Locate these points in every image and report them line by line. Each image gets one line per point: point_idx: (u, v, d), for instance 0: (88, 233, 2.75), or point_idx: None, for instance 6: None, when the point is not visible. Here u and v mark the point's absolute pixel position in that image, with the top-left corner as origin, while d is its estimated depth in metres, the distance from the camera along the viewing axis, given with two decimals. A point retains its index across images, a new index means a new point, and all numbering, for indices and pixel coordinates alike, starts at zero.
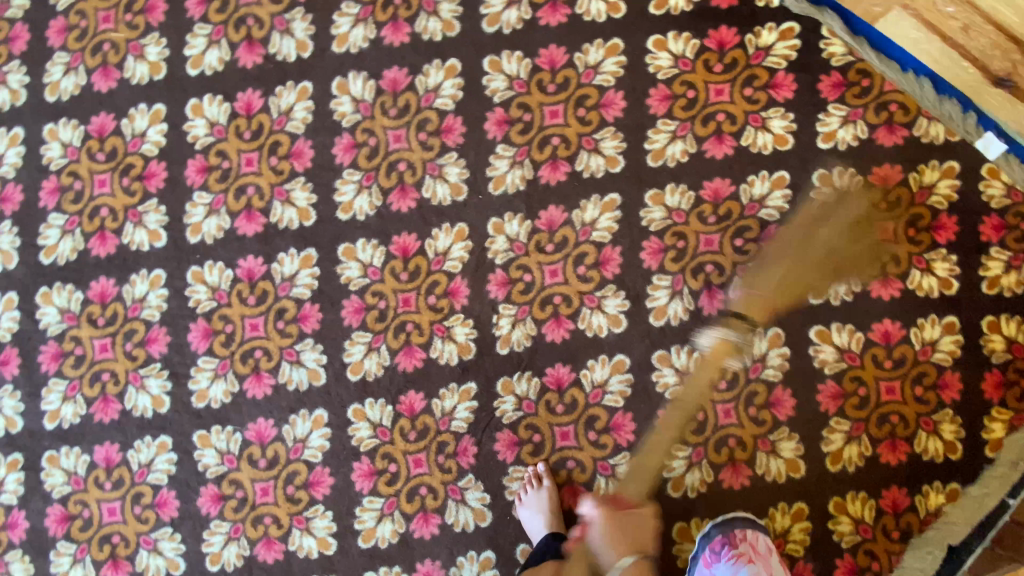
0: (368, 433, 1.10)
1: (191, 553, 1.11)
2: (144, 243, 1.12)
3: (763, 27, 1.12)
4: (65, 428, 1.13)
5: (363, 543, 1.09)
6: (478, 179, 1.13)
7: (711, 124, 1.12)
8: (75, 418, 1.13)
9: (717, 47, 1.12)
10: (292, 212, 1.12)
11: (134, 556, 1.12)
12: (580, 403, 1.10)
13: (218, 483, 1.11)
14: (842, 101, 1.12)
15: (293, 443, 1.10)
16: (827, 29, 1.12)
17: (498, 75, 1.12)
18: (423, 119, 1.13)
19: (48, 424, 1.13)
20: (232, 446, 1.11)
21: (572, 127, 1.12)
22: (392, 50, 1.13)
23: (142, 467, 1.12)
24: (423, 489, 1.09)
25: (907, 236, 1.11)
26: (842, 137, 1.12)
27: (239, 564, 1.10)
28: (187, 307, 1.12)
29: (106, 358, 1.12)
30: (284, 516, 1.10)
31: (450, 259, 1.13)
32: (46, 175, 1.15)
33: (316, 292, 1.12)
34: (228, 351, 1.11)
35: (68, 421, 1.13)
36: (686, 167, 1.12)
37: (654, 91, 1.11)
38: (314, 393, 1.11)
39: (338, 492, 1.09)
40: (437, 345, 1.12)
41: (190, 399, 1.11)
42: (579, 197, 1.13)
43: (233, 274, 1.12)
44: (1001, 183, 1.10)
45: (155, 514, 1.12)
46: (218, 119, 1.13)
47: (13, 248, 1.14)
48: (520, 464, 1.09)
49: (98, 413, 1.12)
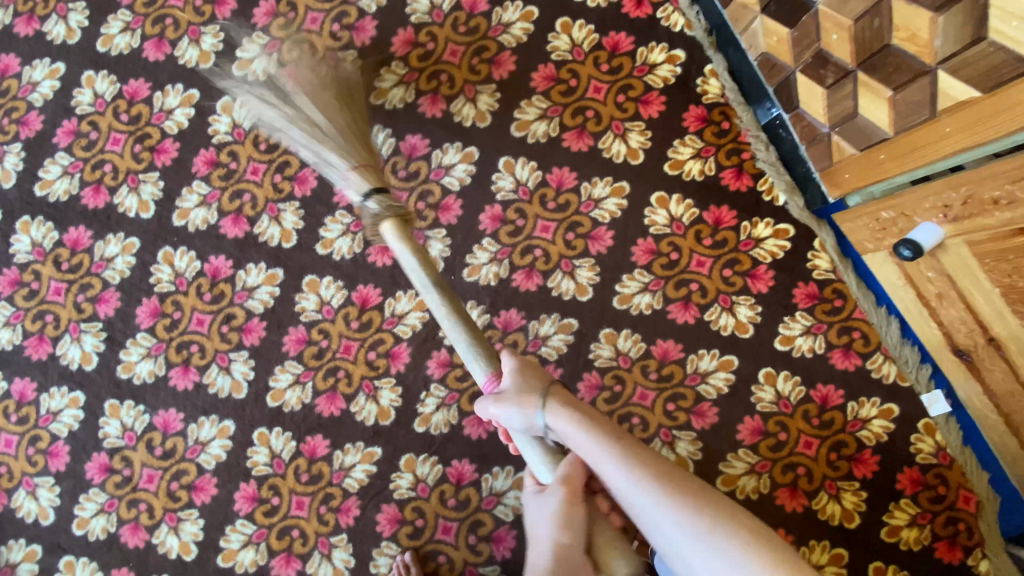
0: (264, 460, 1.12)
1: (61, 511, 1.13)
2: (131, 209, 1.17)
3: (762, 218, 1.15)
4: None
5: (221, 561, 1.11)
6: (456, 260, 1.17)
7: (682, 290, 1.15)
8: (6, 345, 1.16)
9: (712, 222, 1.15)
10: (276, 230, 1.16)
11: (11, 493, 1.14)
12: (472, 503, 1.11)
13: (111, 454, 1.13)
14: (810, 312, 1.14)
15: (194, 443, 1.13)
16: (819, 242, 1.15)
17: (507, 176, 1.17)
18: (426, 190, 1.18)
19: None
20: (136, 425, 1.13)
21: (557, 246, 1.16)
22: (422, 120, 1.19)
23: (48, 413, 1.15)
24: (296, 531, 1.11)
25: (828, 458, 1.14)
26: (799, 345, 1.14)
27: (100, 538, 1.12)
28: (147, 282, 1.15)
29: (56, 301, 1.16)
30: (159, 508, 1.12)
31: (402, 323, 1.15)
32: (69, 115, 1.20)
33: (268, 310, 1.15)
34: (168, 336, 1.14)
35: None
36: (647, 319, 1.14)
37: (640, 243, 1.15)
38: (230, 403, 1.13)
39: (216, 504, 1.12)
40: (359, 401, 1.13)
41: (116, 367, 1.14)
42: (541, 310, 1.15)
43: (200, 267, 1.15)
44: (934, 441, 1.12)
45: (44, 461, 1.14)
46: (242, 122, 1.18)
47: (14, 170, 1.19)
48: (393, 542, 1.10)
49: (29, 349, 1.16)
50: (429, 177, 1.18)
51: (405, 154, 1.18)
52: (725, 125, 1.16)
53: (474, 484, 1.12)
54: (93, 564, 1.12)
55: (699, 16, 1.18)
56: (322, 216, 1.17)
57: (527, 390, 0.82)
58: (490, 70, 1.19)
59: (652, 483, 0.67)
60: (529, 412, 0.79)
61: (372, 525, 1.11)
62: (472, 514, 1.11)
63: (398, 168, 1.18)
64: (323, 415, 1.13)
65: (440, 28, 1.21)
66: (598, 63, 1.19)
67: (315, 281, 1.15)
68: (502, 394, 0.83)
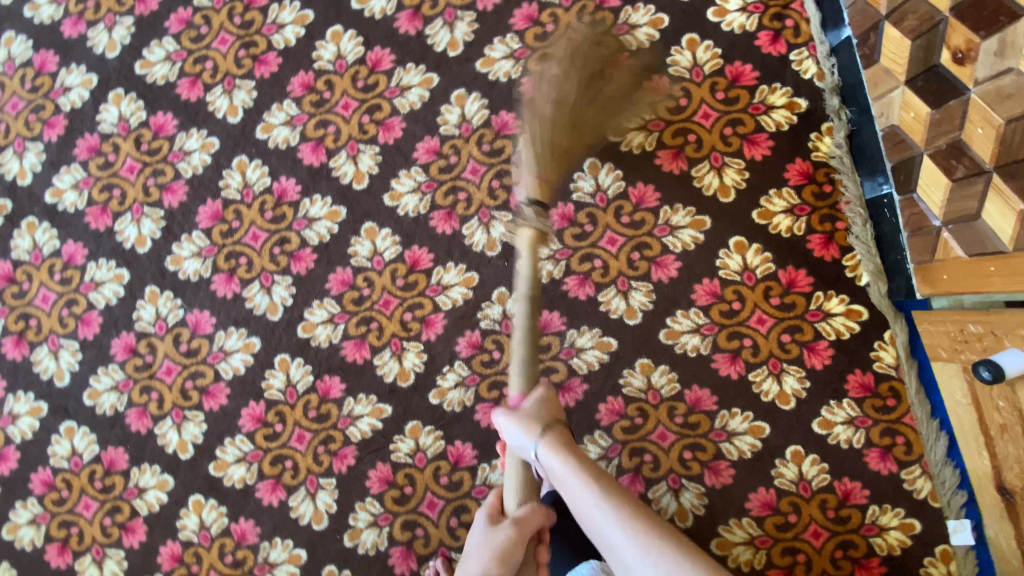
0: (278, 386, 1.13)
1: (79, 376, 1.16)
2: (219, 110, 1.18)
3: (840, 294, 1.09)
4: (58, 209, 1.19)
5: (212, 469, 1.12)
6: (514, 248, 1.14)
7: (733, 342, 1.10)
8: (71, 207, 1.19)
9: (785, 282, 1.10)
10: (350, 169, 1.16)
11: (37, 346, 1.18)
12: (463, 487, 1.10)
13: (138, 337, 1.16)
14: (858, 402, 1.08)
15: (217, 350, 1.14)
16: (890, 334, 1.08)
17: (590, 179, 1.15)
18: (505, 170, 1.15)
19: (48, 197, 1.20)
20: (169, 316, 1.15)
21: (619, 261, 1.13)
22: (521, 100, 1.15)
23: (91, 282, 1.17)
24: (289, 462, 1.11)
25: (832, 555, 1.06)
26: (837, 433, 1.08)
27: (108, 413, 1.15)
28: (215, 184, 1.17)
29: (126, 178, 1.18)
30: (168, 401, 1.14)
31: (445, 294, 1.14)
32: (186, 5, 1.22)
33: (322, 244, 1.15)
34: (221, 242, 1.16)
35: (64, 205, 1.19)
36: (690, 361, 1.10)
37: (703, 283, 1.11)
38: (262, 322, 1.14)
39: (222, 414, 1.13)
40: (384, 356, 1.13)
41: (165, 257, 1.16)
42: (584, 320, 1.12)
43: (268, 184, 1.16)
44: (946, 569, 1.03)
45: (75, 326, 1.17)
46: (346, 55, 1.18)
47: (122, 43, 1.22)
48: (378, 501, 1.10)
49: (90, 216, 1.18)
50: (511, 157, 1.14)
51: (495, 128, 1.15)
52: (828, 188, 1.10)
53: (471, 470, 1.10)
54: (96, 434, 1.15)
55: (834, 66, 1.10)
56: (397, 168, 1.15)
57: (536, 416, 0.85)
58: None
59: (621, 512, 0.69)
60: (528, 439, 0.82)
61: (361, 479, 1.11)
62: (461, 498, 1.10)
63: (483, 141, 1.15)
64: (345, 360, 1.13)
65: (564, 12, 1.17)
66: (715, 91, 1.13)
67: (374, 229, 1.15)
68: (517, 411, 0.87)
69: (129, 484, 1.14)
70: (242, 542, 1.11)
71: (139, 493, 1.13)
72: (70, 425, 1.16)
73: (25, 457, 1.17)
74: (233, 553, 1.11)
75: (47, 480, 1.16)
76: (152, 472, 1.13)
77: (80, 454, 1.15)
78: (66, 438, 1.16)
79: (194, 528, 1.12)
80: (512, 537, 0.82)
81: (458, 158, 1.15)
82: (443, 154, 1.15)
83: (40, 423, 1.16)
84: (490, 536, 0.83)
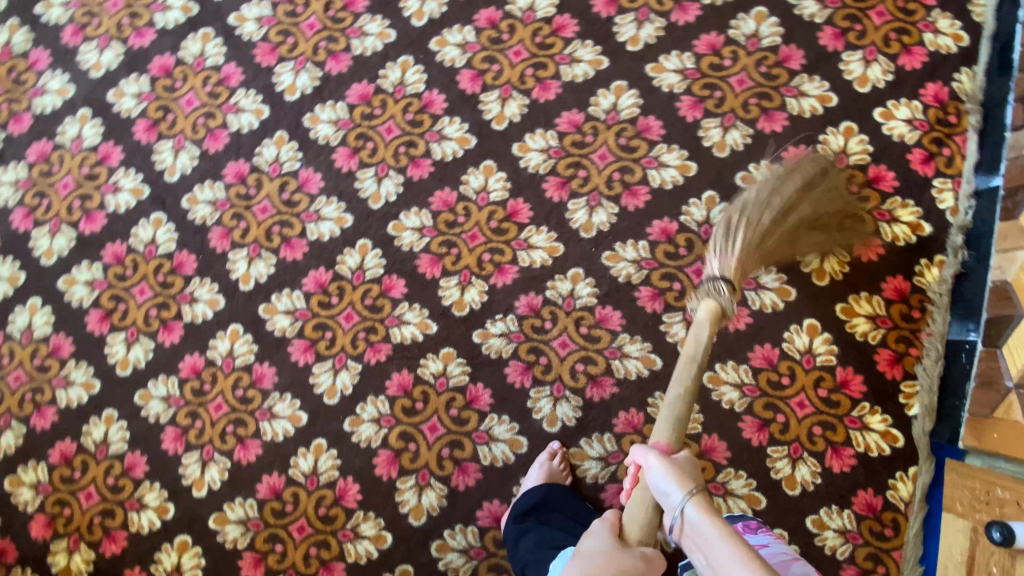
0: (350, 265, 1.20)
1: (186, 179, 1.26)
2: (407, 11, 1.27)
3: (885, 413, 1.09)
4: (237, 34, 1.30)
5: (261, 309, 1.20)
6: (607, 239, 1.17)
7: (767, 412, 1.11)
8: (248, 37, 1.30)
9: (839, 380, 1.11)
10: (496, 108, 1.21)
11: (164, 138, 1.28)
12: (467, 426, 1.14)
13: (250, 169, 1.24)
14: (858, 519, 1.07)
15: (311, 211, 1.22)
16: (915, 470, 1.07)
17: (703, 210, 1.16)
18: (629, 167, 1.17)
19: (233, 21, 1.31)
20: (285, 163, 1.24)
21: (696, 293, 1.14)
22: (673, 113, 1.18)
23: (235, 106, 1.27)
24: (329, 333, 1.18)
25: None
26: (826, 537, 1.07)
27: (196, 221, 1.24)
28: (375, 71, 1.25)
29: (304, 33, 1.28)
30: (249, 235, 1.22)
31: (527, 252, 1.18)
32: None
33: (440, 161, 1.21)
34: (358, 121, 1.24)
35: (244, 34, 1.30)
36: (721, 411, 1.12)
37: (761, 347, 1.13)
38: (361, 204, 1.21)
39: (292, 266, 1.20)
40: (452, 281, 1.19)
41: (306, 113, 1.25)
42: (640, 331, 1.15)
43: (420, 90, 1.24)
44: None
45: (203, 136, 1.27)
46: (537, 10, 1.24)
47: None
48: (388, 403, 1.15)
49: (260, 52, 1.29)
50: (641, 159, 1.17)
51: (637, 126, 1.18)
52: (915, 313, 1.11)
53: (481, 415, 1.15)
54: (178, 235, 1.24)
55: (969, 207, 1.12)
56: (536, 126, 1.20)
57: (688, 471, 0.72)
58: (760, 117, 1.17)
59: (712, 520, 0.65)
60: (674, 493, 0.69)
61: (383, 377, 1.16)
62: (461, 435, 1.14)
63: (622, 133, 1.18)
64: (415, 270, 1.19)
65: (746, 54, 1.20)
66: (852, 182, 1.15)
67: (491, 168, 1.20)
68: (674, 461, 0.74)
69: (185, 289, 1.22)
70: (258, 383, 1.18)
71: (190, 300, 1.21)
72: (159, 218, 1.25)
73: (110, 227, 1.26)
74: (245, 389, 1.18)
75: (120, 254, 1.25)
76: (209, 288, 1.21)
77: (157, 245, 1.24)
78: (151, 226, 1.25)
79: (222, 353, 1.19)
80: (694, 469, 0.74)
81: (593, 139, 1.19)
82: (581, 129, 1.19)
83: (136, 204, 1.26)
84: (672, 489, 0.69)
